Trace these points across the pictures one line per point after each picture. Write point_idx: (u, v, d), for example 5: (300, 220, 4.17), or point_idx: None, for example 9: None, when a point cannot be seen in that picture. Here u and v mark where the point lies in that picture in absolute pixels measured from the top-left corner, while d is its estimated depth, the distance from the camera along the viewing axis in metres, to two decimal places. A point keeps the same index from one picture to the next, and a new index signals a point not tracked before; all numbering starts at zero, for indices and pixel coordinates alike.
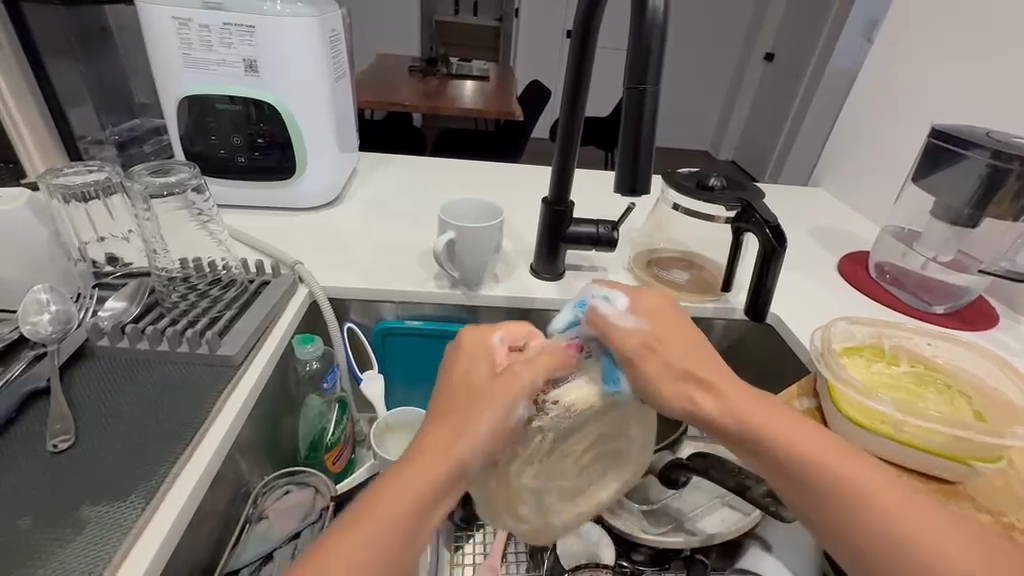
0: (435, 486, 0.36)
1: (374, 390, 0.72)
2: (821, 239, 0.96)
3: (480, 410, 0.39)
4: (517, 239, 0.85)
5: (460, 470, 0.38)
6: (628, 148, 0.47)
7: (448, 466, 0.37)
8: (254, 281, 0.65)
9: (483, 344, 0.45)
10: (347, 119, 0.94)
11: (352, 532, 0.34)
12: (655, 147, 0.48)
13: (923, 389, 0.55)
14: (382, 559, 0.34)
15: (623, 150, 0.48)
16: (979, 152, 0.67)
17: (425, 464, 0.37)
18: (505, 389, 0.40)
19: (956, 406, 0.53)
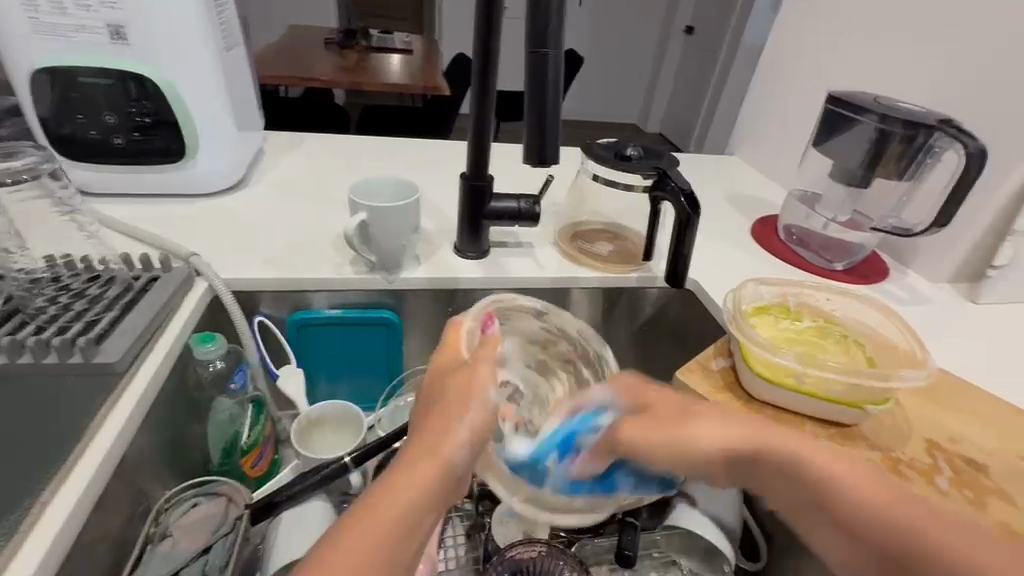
0: (430, 491, 0.35)
1: (293, 387, 0.69)
2: (735, 205, 1.00)
3: (462, 408, 0.37)
4: (440, 218, 0.82)
5: (450, 475, 0.36)
6: (535, 117, 0.46)
7: (438, 472, 0.36)
8: (142, 277, 0.59)
9: (460, 366, 0.39)
10: (245, 95, 0.86)
11: (350, 539, 0.34)
12: (562, 114, 0.46)
13: (822, 340, 0.59)
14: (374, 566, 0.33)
15: (531, 120, 0.46)
16: (869, 116, 0.72)
17: (416, 472, 0.36)
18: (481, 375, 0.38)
19: (851, 355, 0.57)
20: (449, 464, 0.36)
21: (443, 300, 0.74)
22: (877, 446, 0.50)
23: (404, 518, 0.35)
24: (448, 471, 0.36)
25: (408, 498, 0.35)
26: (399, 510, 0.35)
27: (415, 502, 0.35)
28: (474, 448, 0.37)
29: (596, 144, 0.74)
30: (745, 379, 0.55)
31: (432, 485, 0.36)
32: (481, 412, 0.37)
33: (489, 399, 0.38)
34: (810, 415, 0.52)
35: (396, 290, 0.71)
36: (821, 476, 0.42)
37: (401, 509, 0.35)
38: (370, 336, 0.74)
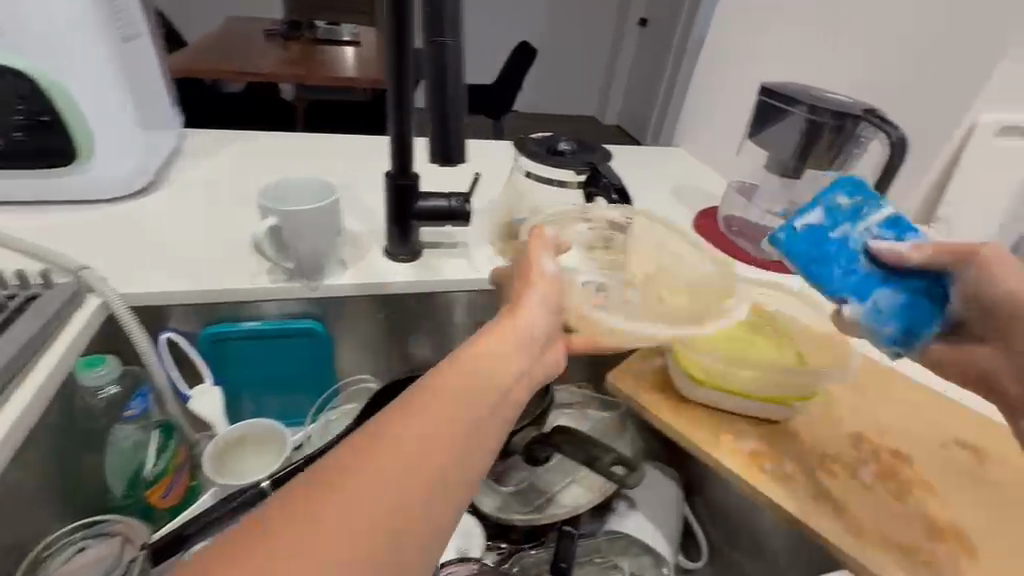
0: (487, 379, 0.38)
1: (206, 407, 0.63)
2: (678, 197, 1.00)
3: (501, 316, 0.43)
4: (371, 219, 0.78)
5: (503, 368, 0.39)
6: (435, 110, 0.43)
7: (490, 364, 0.39)
8: (16, 295, 0.52)
9: (542, 274, 0.47)
10: (150, 89, 0.79)
11: (415, 413, 0.34)
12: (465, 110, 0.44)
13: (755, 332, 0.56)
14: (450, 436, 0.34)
15: (431, 113, 0.43)
16: (799, 107, 0.73)
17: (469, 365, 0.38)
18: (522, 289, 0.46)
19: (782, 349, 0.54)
20: (499, 357, 0.40)
21: (374, 306, 0.70)
22: (804, 441, 0.50)
23: (468, 408, 0.36)
24: (499, 364, 0.39)
25: (470, 392, 0.37)
26: (465, 399, 0.36)
27: (479, 393, 0.37)
28: (520, 343, 0.42)
29: (529, 139, 0.72)
30: (677, 380, 0.53)
31: (488, 382, 0.38)
32: (549, 281, 0.47)
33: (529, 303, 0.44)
34: (739, 413, 0.52)
35: (321, 298, 0.67)
36: None
37: (467, 401, 0.36)
38: (296, 347, 0.70)
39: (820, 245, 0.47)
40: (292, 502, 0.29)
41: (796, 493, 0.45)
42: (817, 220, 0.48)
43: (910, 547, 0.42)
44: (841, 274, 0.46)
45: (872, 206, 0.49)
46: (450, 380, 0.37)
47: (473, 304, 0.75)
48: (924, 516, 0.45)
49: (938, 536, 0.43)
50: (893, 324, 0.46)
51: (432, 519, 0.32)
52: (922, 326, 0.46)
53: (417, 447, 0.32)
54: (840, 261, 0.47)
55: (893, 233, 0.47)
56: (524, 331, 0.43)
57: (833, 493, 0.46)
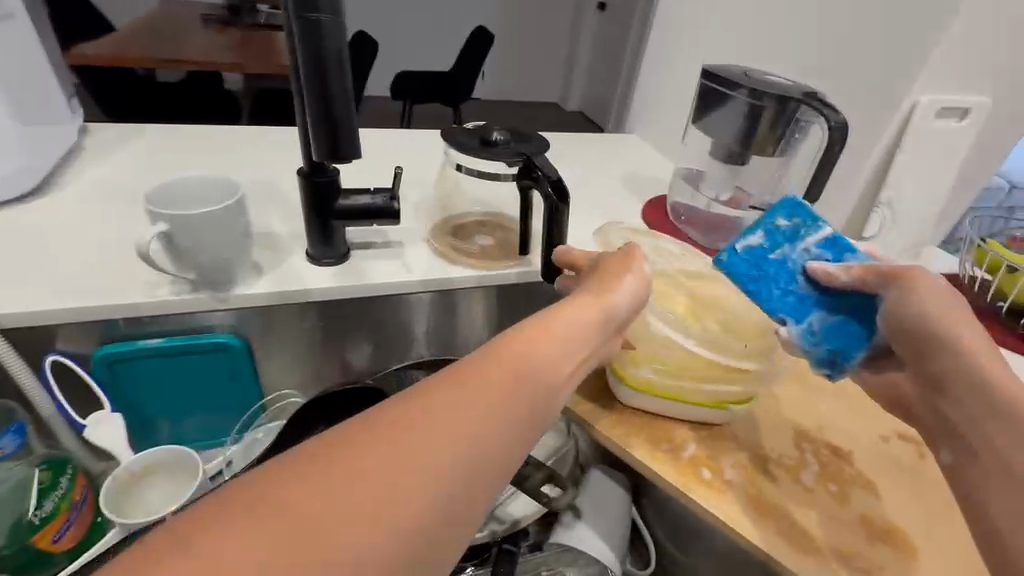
0: (535, 378, 0.32)
1: (102, 437, 0.57)
2: (627, 186, 0.97)
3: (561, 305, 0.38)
4: (294, 219, 0.72)
5: (555, 367, 0.34)
6: (318, 108, 0.46)
7: (545, 358, 0.33)
8: None
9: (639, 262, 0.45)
10: (35, 80, 0.70)
11: (454, 399, 0.29)
12: (354, 102, 0.47)
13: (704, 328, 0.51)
14: (484, 434, 0.28)
15: (314, 111, 0.46)
16: (740, 91, 0.70)
17: (517, 353, 0.33)
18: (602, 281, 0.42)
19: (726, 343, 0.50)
20: (555, 355, 0.34)
21: (296, 315, 0.65)
22: (746, 444, 0.48)
23: (508, 403, 0.30)
24: (552, 362, 0.34)
25: (512, 384, 0.31)
26: (505, 395, 0.30)
27: (523, 390, 0.31)
28: (579, 335, 0.37)
29: (458, 129, 0.67)
30: (614, 387, 0.50)
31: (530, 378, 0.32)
32: (643, 269, 0.44)
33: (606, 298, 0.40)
34: (678, 418, 0.49)
35: (233, 310, 0.61)
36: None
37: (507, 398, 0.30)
38: (210, 364, 0.63)
39: (761, 265, 0.47)
40: (290, 466, 0.25)
41: (736, 501, 0.43)
42: (757, 242, 0.48)
43: (849, 553, 0.40)
44: (778, 293, 0.46)
45: (811, 227, 0.48)
46: (492, 371, 0.31)
47: (409, 307, 0.70)
48: (864, 518, 0.43)
49: (877, 538, 0.41)
50: (828, 346, 0.44)
51: (450, 527, 0.26)
52: (853, 348, 0.44)
53: (445, 432, 0.27)
54: (778, 281, 0.46)
55: (828, 254, 0.46)
56: (577, 322, 0.37)
57: (773, 499, 0.43)
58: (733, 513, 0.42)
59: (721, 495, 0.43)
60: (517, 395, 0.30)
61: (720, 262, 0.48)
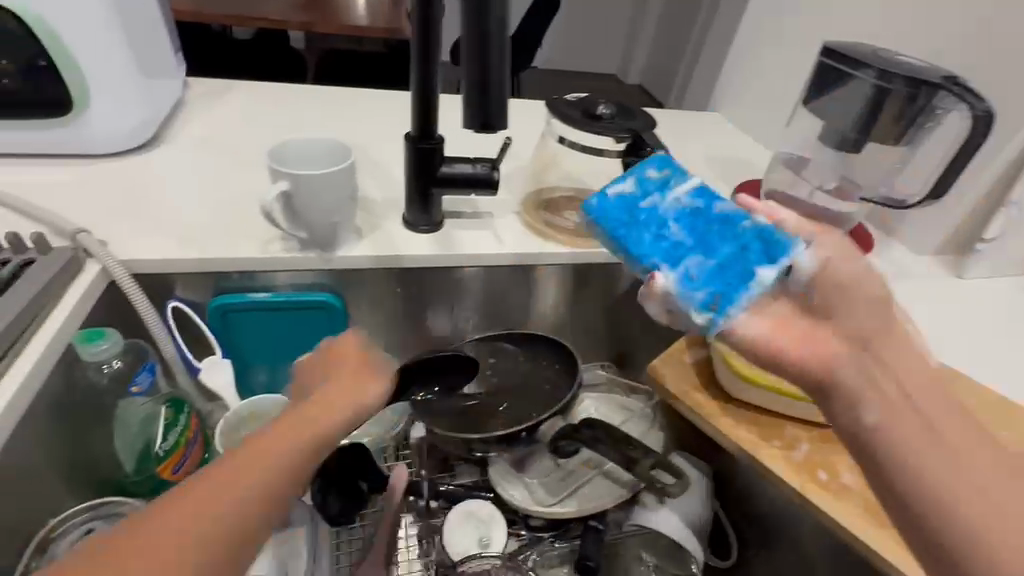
0: (303, 453, 0.37)
1: (218, 379, 0.60)
2: (715, 168, 0.92)
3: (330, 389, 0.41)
4: (389, 184, 0.72)
5: (322, 444, 0.38)
6: (475, 78, 0.43)
7: (306, 437, 0.37)
8: (10, 261, 0.48)
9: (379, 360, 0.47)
10: (154, 34, 0.72)
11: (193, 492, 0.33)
12: (508, 70, 0.44)
13: None
14: (219, 517, 0.32)
15: (470, 82, 0.43)
16: (866, 71, 0.65)
17: (285, 434, 0.37)
18: (365, 369, 0.44)
19: None
20: (324, 434, 0.38)
21: (389, 279, 0.66)
22: None
23: (266, 483, 0.34)
24: (326, 440, 0.38)
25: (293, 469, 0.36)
26: (259, 474, 0.35)
27: (272, 469, 0.35)
28: (346, 418, 0.40)
29: (562, 100, 0.65)
30: (722, 377, 0.50)
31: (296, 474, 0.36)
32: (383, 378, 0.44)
33: (374, 392, 0.42)
34: (791, 415, 0.48)
35: (336, 270, 0.63)
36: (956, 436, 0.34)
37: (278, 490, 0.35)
38: (308, 320, 0.66)
39: (633, 212, 0.45)
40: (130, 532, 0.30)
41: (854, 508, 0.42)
42: (630, 189, 0.46)
43: None
44: (648, 238, 0.43)
45: (679, 177, 0.46)
46: (235, 465, 0.35)
47: (498, 279, 0.70)
48: None
49: None
50: (709, 288, 0.40)
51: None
52: (737, 290, 0.39)
53: (181, 526, 0.31)
54: (649, 227, 0.43)
55: (699, 200, 0.44)
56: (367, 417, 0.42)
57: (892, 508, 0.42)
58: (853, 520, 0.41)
59: (837, 501, 0.43)
60: (253, 485, 0.34)
61: (590, 210, 0.46)
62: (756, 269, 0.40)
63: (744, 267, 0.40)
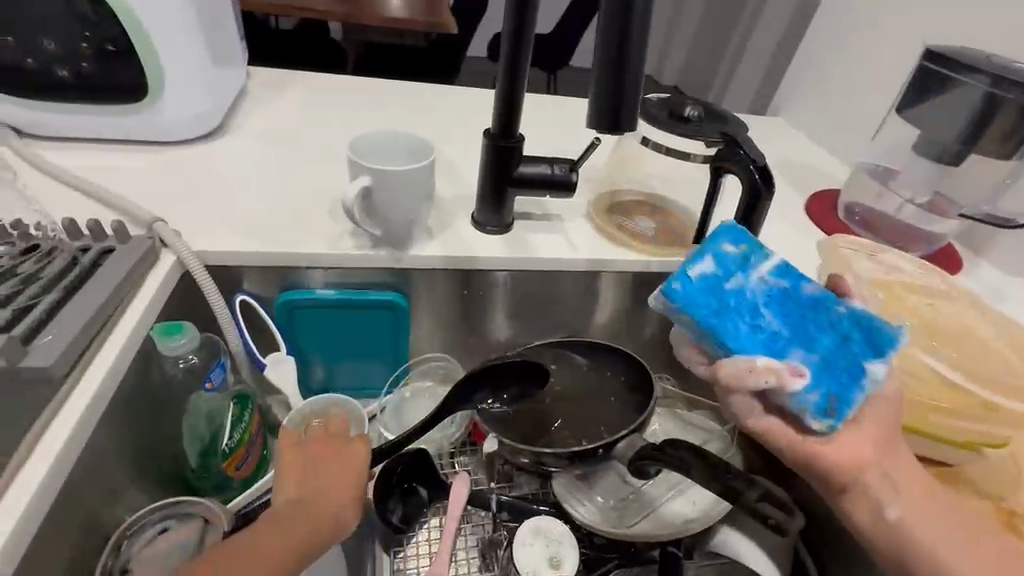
0: (304, 539, 0.42)
1: (283, 377, 0.59)
2: (788, 176, 0.88)
3: (340, 461, 0.48)
4: (455, 182, 0.70)
5: (321, 533, 0.42)
6: (609, 74, 0.40)
7: (308, 525, 0.42)
8: (91, 249, 0.47)
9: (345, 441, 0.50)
10: (226, 22, 0.71)
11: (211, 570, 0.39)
12: (644, 73, 0.41)
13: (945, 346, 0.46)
14: None
15: (601, 79, 0.40)
16: (978, 76, 0.60)
17: (290, 522, 0.42)
18: (348, 452, 0.49)
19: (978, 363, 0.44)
20: (324, 518, 0.43)
21: (455, 282, 0.63)
22: (987, 494, 0.42)
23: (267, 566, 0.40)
24: (322, 527, 0.43)
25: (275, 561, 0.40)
26: (261, 559, 0.40)
27: (279, 552, 0.40)
28: (346, 498, 0.45)
29: (647, 100, 0.62)
30: None
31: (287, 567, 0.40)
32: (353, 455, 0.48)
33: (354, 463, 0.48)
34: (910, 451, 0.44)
35: (404, 270, 0.61)
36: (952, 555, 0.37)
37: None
38: (372, 319, 0.64)
39: (720, 295, 0.41)
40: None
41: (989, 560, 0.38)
42: (711, 269, 0.42)
43: None
44: (749, 332, 0.40)
45: (759, 254, 0.43)
46: (252, 546, 0.40)
47: (566, 285, 0.67)
48: None
49: None
50: (822, 390, 0.38)
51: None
52: (852, 390, 0.38)
53: None
54: (743, 315, 0.41)
55: (784, 281, 0.42)
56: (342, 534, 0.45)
57: None
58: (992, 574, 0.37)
59: None
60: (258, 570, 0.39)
61: (674, 296, 0.40)
62: (865, 364, 0.39)
63: (851, 362, 0.39)
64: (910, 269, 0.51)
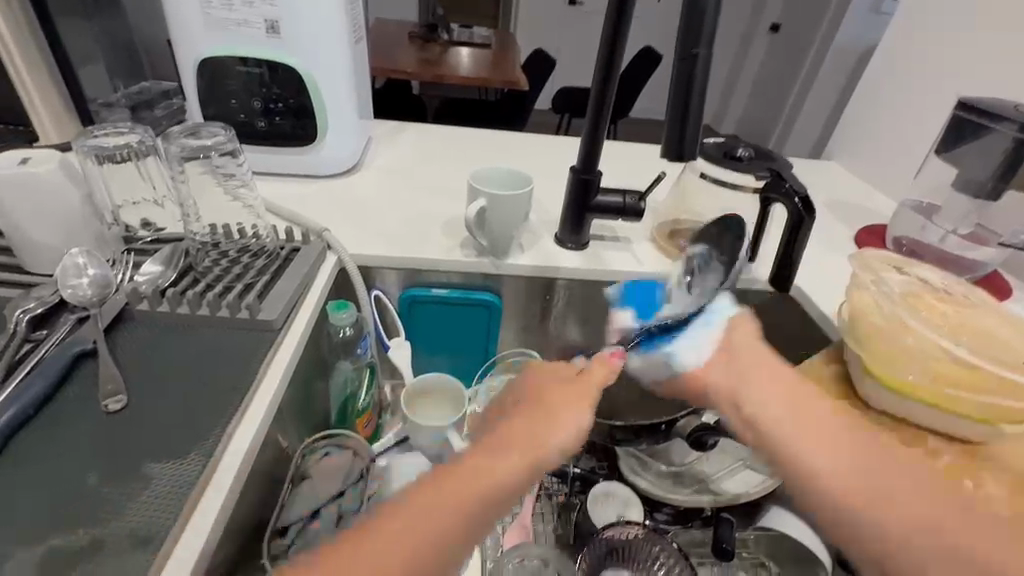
0: (496, 474, 0.41)
1: (402, 359, 0.73)
2: (838, 212, 0.96)
3: (557, 420, 0.45)
4: (540, 210, 0.85)
5: (532, 470, 0.42)
6: (677, 108, 0.50)
7: (519, 467, 0.42)
8: (286, 247, 0.64)
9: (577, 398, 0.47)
10: (365, 86, 0.91)
11: (405, 516, 0.38)
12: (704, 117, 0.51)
13: (970, 338, 0.53)
14: (417, 556, 0.36)
15: (673, 114, 0.50)
16: (1007, 123, 0.68)
17: (491, 459, 0.42)
18: (574, 404, 0.47)
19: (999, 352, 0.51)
20: (518, 458, 0.42)
21: (541, 288, 0.77)
22: (1008, 468, 0.49)
23: (447, 516, 0.38)
24: (533, 468, 0.42)
25: (479, 477, 0.40)
26: (445, 507, 0.38)
27: (478, 493, 0.40)
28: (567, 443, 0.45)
29: (705, 142, 0.75)
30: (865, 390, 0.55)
31: (530, 471, 0.42)
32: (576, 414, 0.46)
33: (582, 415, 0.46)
34: (934, 429, 0.52)
35: (500, 275, 0.75)
36: (885, 495, 0.39)
37: (507, 477, 0.41)
38: (471, 316, 0.78)
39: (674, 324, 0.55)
40: (355, 556, 0.36)
41: None
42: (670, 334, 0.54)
43: None
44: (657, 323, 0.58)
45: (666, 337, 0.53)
46: (436, 493, 0.39)
47: None
48: None
49: None
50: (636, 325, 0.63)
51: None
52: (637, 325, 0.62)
53: (384, 550, 0.36)
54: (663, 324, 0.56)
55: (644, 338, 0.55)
56: (568, 427, 0.45)
57: None
58: None
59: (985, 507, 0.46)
60: (433, 513, 0.38)
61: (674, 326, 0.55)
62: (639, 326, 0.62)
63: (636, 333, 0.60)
64: (937, 281, 0.59)
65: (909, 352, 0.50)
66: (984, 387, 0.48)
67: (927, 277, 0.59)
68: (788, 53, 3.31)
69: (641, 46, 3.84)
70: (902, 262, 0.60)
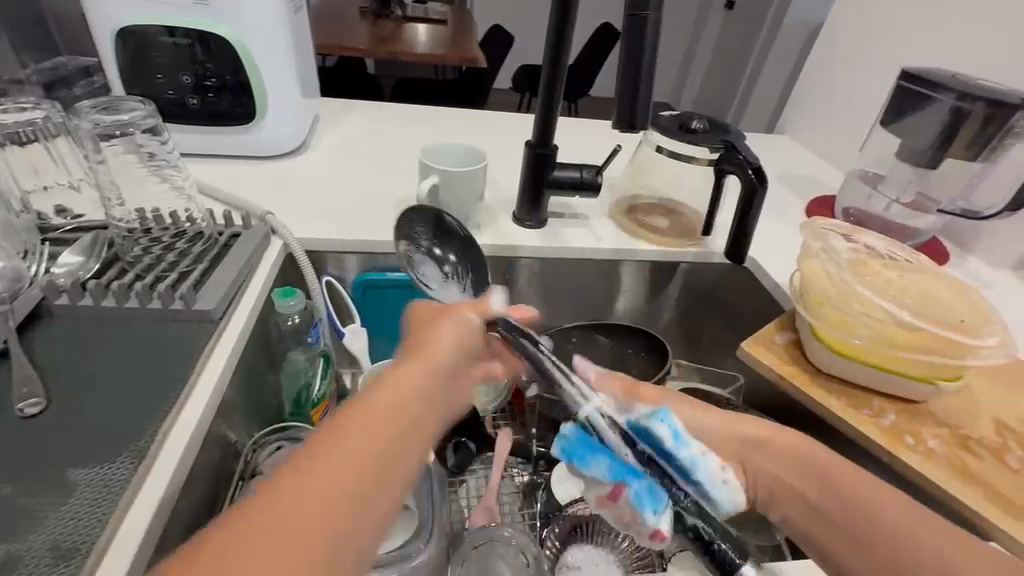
0: (387, 426, 0.32)
1: (358, 343, 0.68)
2: (790, 185, 0.98)
3: (414, 367, 0.36)
4: (496, 188, 0.83)
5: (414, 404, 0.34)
6: (629, 72, 0.48)
7: (393, 413, 0.33)
8: (224, 233, 0.60)
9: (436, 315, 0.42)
10: (308, 60, 0.86)
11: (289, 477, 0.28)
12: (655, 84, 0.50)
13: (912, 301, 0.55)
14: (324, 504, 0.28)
15: (625, 79, 0.49)
16: (946, 92, 0.70)
17: (369, 412, 0.33)
18: (447, 377, 0.38)
19: (939, 314, 0.53)
20: (421, 383, 0.35)
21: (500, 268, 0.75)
22: (946, 423, 0.52)
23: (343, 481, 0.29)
24: (431, 374, 0.36)
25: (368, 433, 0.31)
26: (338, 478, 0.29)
27: (380, 438, 0.31)
28: (457, 357, 0.39)
29: (660, 115, 0.74)
30: (815, 355, 0.56)
31: (409, 410, 0.34)
32: (463, 321, 0.41)
33: (461, 322, 0.41)
34: (879, 390, 0.54)
35: None
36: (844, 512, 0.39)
37: (374, 429, 0.32)
38: None
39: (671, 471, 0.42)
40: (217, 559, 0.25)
41: (941, 467, 0.48)
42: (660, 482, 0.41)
43: None
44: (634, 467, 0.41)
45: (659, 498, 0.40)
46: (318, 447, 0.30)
47: (593, 271, 0.78)
48: None
49: None
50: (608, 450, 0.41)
51: None
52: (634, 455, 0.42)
53: None
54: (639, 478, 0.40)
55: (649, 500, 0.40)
56: (411, 376, 0.36)
57: (977, 470, 0.48)
58: (942, 475, 0.47)
59: (927, 461, 0.48)
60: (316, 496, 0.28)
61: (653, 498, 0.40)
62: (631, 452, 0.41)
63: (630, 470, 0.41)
64: (882, 247, 0.61)
65: (855, 317, 0.52)
66: (921, 347, 0.50)
67: (872, 244, 0.61)
68: (743, 29, 3.35)
69: (600, 22, 3.80)
70: (850, 229, 0.62)
